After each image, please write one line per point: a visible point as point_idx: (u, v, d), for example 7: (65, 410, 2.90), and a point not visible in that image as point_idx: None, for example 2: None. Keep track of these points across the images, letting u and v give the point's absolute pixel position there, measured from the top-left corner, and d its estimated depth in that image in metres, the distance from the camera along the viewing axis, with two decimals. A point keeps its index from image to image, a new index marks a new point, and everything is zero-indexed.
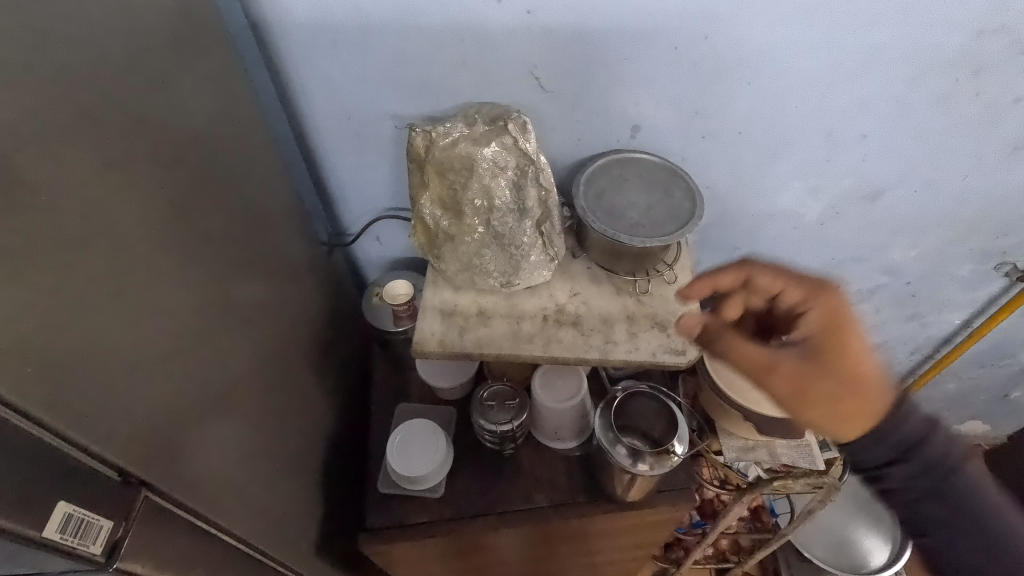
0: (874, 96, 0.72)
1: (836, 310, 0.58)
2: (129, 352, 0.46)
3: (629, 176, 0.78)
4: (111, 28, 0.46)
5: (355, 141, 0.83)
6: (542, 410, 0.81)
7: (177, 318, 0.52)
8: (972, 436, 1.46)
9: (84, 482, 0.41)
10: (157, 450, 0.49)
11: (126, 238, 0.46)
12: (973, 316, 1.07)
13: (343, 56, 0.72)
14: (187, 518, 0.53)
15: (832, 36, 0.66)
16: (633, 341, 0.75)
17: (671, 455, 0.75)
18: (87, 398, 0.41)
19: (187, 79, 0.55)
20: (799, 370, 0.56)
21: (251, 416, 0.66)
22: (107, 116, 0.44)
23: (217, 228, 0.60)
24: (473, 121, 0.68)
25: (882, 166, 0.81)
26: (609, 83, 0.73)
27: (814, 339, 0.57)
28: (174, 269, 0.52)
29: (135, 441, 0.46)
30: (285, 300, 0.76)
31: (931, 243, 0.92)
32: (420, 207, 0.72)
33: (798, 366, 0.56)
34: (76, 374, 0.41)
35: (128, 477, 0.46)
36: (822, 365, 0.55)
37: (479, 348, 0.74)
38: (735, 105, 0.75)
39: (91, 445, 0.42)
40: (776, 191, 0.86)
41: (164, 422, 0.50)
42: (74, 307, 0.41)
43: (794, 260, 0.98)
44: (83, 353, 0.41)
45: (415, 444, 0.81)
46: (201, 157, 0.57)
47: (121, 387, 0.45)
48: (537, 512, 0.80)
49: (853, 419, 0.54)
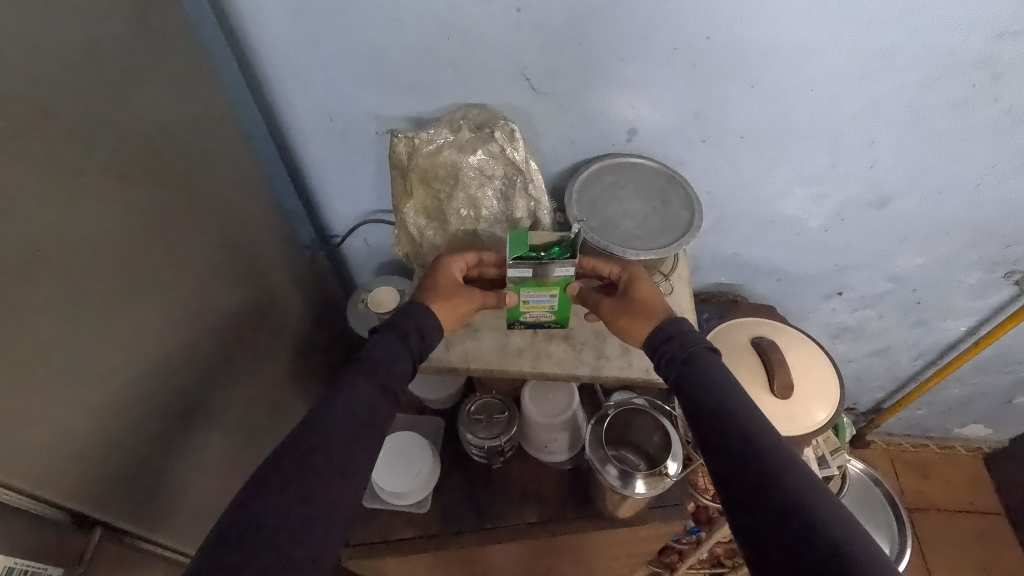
0: (884, 101, 0.68)
1: (642, 278, 0.68)
2: (71, 387, 0.43)
3: (625, 183, 0.74)
4: (67, 35, 0.41)
5: (337, 143, 0.79)
6: (531, 424, 0.79)
7: (136, 342, 0.50)
8: (973, 439, 1.44)
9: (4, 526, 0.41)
10: (99, 482, 0.47)
11: (78, 267, 0.43)
12: (980, 324, 1.04)
13: (321, 54, 0.68)
14: (135, 544, 0.53)
15: (844, 37, 0.62)
16: (626, 356, 0.72)
17: (664, 478, 0.72)
18: (10, 442, 0.39)
19: (151, 84, 0.51)
20: (613, 304, 0.67)
21: (216, 432, 0.64)
22: (50, 136, 0.40)
23: (185, 240, 0.56)
24: (457, 126, 0.65)
25: (890, 173, 0.77)
26: (604, 85, 0.69)
27: (629, 287, 0.68)
28: (139, 292, 0.50)
29: (68, 476, 0.44)
30: (264, 311, 0.73)
31: (938, 251, 0.89)
32: (403, 216, 0.70)
33: (608, 305, 0.68)
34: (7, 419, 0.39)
35: (83, 518, 0.47)
36: (627, 299, 0.67)
37: (465, 364, 0.71)
38: (737, 109, 0.71)
39: (35, 489, 0.42)
40: (779, 197, 0.82)
41: (110, 455, 0.48)
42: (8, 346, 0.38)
43: (796, 266, 0.95)
44: (12, 395, 0.39)
45: (400, 458, 0.79)
46: (167, 168, 0.53)
47: (55, 424, 0.42)
48: (525, 528, 0.78)
49: (640, 331, 0.65)
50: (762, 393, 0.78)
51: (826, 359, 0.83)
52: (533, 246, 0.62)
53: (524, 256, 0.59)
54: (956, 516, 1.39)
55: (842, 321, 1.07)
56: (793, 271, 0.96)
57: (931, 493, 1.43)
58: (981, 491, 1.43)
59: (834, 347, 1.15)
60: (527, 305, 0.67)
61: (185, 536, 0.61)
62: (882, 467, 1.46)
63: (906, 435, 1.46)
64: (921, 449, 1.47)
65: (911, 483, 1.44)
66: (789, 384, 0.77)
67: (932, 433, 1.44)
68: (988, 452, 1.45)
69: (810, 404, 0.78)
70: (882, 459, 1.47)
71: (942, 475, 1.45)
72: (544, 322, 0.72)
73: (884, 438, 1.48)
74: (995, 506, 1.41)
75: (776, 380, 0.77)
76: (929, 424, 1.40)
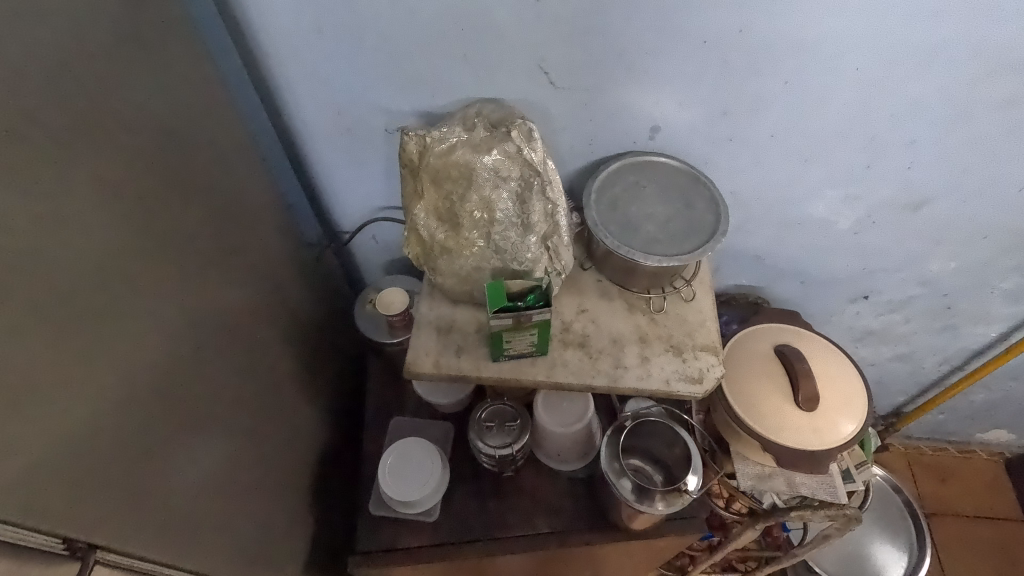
0: (927, 99, 0.64)
1: None
2: (70, 407, 0.40)
3: (647, 184, 0.71)
4: (41, 30, 0.39)
5: (345, 138, 0.75)
6: (545, 433, 0.77)
7: (136, 352, 0.47)
8: (994, 444, 1.40)
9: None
10: (102, 504, 0.43)
11: (67, 274, 0.40)
12: (1012, 330, 1.00)
13: (328, 45, 0.64)
14: (148, 568, 0.48)
15: (888, 29, 0.58)
16: (645, 366, 0.68)
17: (683, 494, 0.70)
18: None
19: (142, 82, 0.48)
20: None
21: (233, 443, 0.61)
22: (33, 141, 0.37)
23: (185, 242, 0.53)
24: (472, 125, 0.63)
25: (929, 175, 0.73)
26: (627, 79, 0.65)
27: None
28: (133, 302, 0.46)
29: (65, 503, 0.39)
30: (268, 315, 0.70)
31: (974, 256, 0.85)
32: (413, 217, 0.67)
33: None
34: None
35: (76, 542, 0.41)
36: None
37: (476, 371, 0.68)
38: (768, 106, 0.66)
39: (22, 519, 0.36)
40: (808, 198, 0.78)
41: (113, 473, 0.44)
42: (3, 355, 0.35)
43: (821, 269, 0.91)
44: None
45: (408, 466, 0.76)
46: (165, 170, 0.51)
47: (51, 448, 0.38)
48: (538, 539, 0.75)
49: None
50: (786, 405, 0.75)
51: (853, 370, 0.80)
52: (510, 294, 0.64)
53: (503, 307, 0.62)
54: (976, 522, 1.36)
55: (866, 325, 1.03)
56: (817, 275, 0.92)
57: (950, 498, 1.39)
58: (1002, 497, 1.39)
59: (856, 351, 1.11)
60: (510, 334, 0.64)
61: (213, 557, 0.57)
62: (899, 471, 1.42)
63: (925, 438, 1.43)
64: (939, 453, 1.43)
65: (929, 488, 1.40)
66: (815, 396, 0.74)
67: (952, 437, 1.40)
68: (1009, 457, 1.42)
69: (836, 417, 0.75)
70: (900, 463, 1.43)
71: (961, 480, 1.41)
72: (525, 355, 0.68)
73: (902, 442, 1.44)
74: (1017, 513, 1.37)
75: (801, 392, 0.74)
76: (950, 429, 1.37)
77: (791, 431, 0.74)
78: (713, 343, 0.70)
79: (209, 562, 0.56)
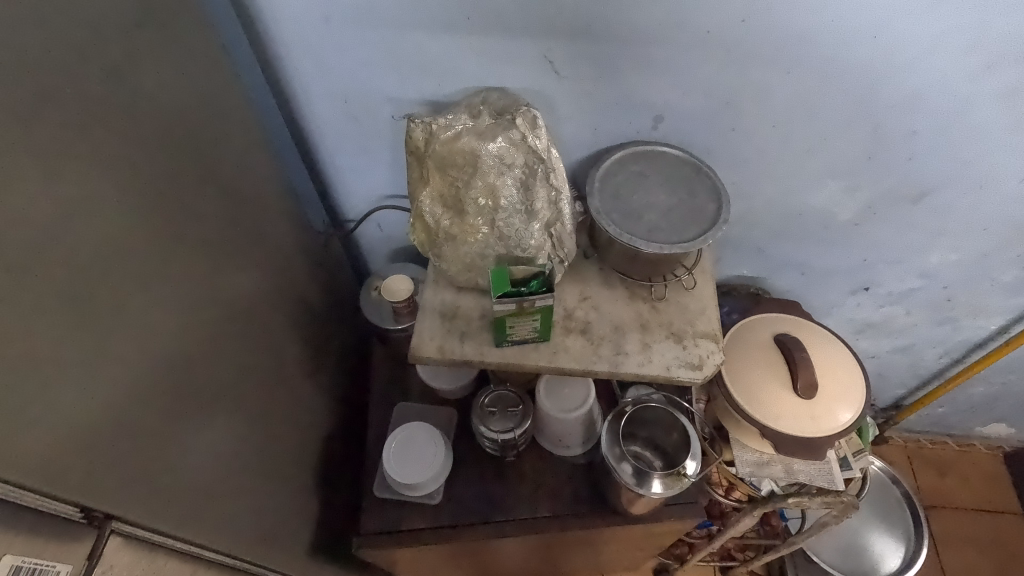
0: (926, 91, 0.65)
1: None
2: (86, 381, 0.41)
3: (650, 173, 0.72)
4: (60, 16, 0.40)
5: (352, 127, 0.77)
6: (547, 418, 0.78)
7: (149, 330, 0.48)
8: (994, 437, 1.41)
9: (3, 533, 0.36)
10: (117, 476, 0.44)
11: (84, 254, 0.41)
12: (1011, 322, 1.00)
13: (335, 34, 0.65)
14: (161, 541, 0.49)
15: (888, 20, 0.58)
16: (646, 353, 0.69)
17: (682, 478, 0.71)
18: (15, 432, 0.36)
19: (156, 68, 0.49)
20: None
21: (240, 424, 0.62)
22: (52, 121, 0.39)
23: (195, 225, 0.55)
24: (477, 112, 0.64)
25: (931, 166, 0.73)
26: (631, 69, 0.65)
27: None
28: (146, 281, 0.48)
29: (82, 473, 0.41)
30: (275, 299, 0.71)
31: (975, 248, 0.85)
32: (419, 204, 0.68)
33: None
34: (9, 410, 0.36)
35: (93, 512, 0.42)
36: None
37: (480, 356, 0.69)
38: (770, 97, 0.67)
39: (44, 487, 0.38)
40: (809, 189, 0.79)
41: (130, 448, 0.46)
42: (23, 328, 0.37)
43: (823, 260, 0.92)
44: (16, 389, 0.36)
45: (412, 450, 0.78)
46: (176, 154, 0.52)
47: (70, 419, 0.40)
48: (538, 522, 0.77)
49: None
50: (784, 393, 0.76)
51: (852, 359, 0.81)
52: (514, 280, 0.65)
53: (507, 292, 0.63)
54: (973, 515, 1.37)
55: (866, 317, 1.04)
56: (818, 266, 0.93)
57: (948, 491, 1.40)
58: (999, 490, 1.40)
59: (856, 343, 1.12)
60: (513, 320, 0.65)
61: (222, 534, 0.58)
62: (899, 463, 1.43)
63: (925, 431, 1.43)
64: (939, 446, 1.44)
65: (928, 480, 1.41)
66: (813, 384, 0.75)
67: (951, 431, 1.41)
68: (1008, 451, 1.43)
69: (834, 405, 0.76)
70: (899, 456, 1.44)
71: (959, 473, 1.42)
72: (529, 341, 0.69)
73: (902, 435, 1.45)
74: (1013, 506, 1.38)
75: (800, 379, 0.75)
76: (950, 422, 1.37)
77: (789, 418, 0.75)
78: (713, 331, 0.71)
79: (217, 539, 0.57)
